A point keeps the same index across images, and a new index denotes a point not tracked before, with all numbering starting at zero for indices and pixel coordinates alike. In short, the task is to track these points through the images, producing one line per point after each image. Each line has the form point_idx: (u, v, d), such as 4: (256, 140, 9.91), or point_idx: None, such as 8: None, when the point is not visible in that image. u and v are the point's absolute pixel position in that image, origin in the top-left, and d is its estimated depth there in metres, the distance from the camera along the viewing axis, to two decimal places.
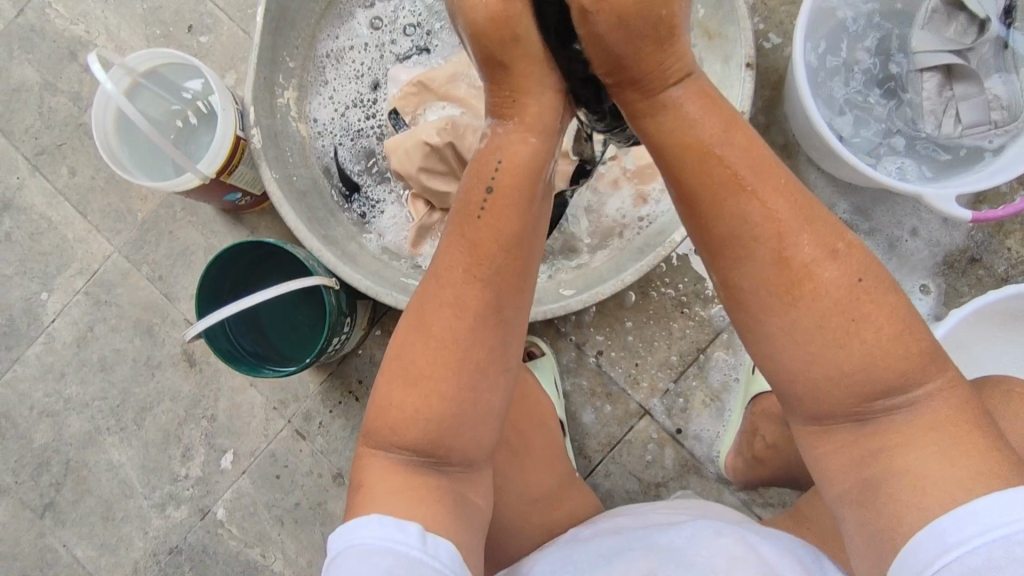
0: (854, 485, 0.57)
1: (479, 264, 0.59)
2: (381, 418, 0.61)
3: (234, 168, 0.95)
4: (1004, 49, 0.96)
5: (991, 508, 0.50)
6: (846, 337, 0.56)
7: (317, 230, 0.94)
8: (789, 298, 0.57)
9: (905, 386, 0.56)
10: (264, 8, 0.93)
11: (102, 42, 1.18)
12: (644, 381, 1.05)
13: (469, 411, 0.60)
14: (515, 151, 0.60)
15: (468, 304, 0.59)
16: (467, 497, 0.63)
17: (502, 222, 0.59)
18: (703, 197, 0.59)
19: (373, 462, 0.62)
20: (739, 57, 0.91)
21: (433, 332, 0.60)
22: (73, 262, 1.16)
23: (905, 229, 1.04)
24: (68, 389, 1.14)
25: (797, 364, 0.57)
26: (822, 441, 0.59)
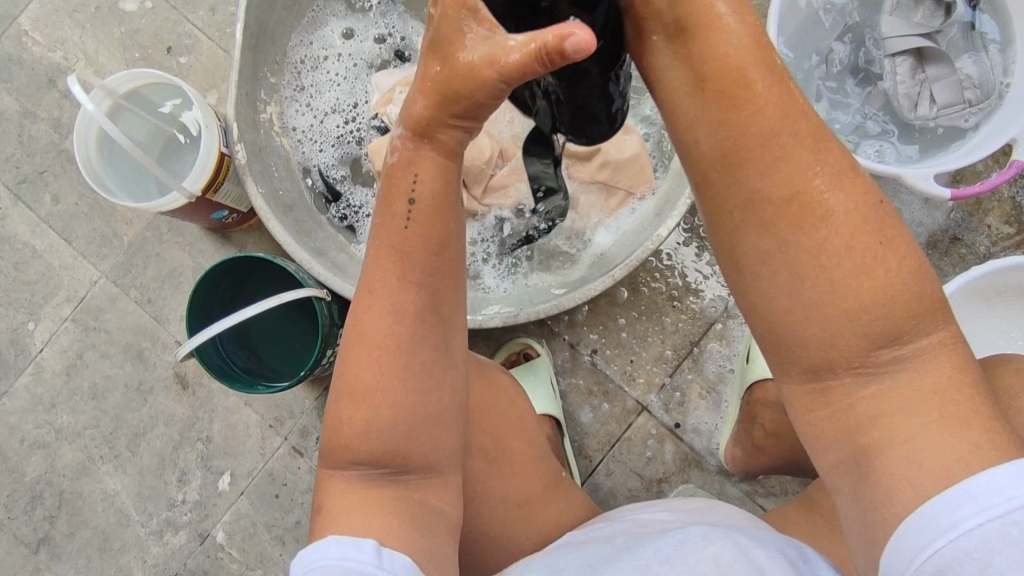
0: (848, 452, 0.53)
1: (408, 272, 0.57)
2: (334, 434, 0.59)
3: (219, 185, 0.95)
4: (971, 30, 0.98)
5: (986, 485, 0.47)
6: (872, 264, 0.50)
7: (306, 243, 0.94)
8: (797, 228, 0.50)
9: (908, 335, 0.51)
10: (242, 24, 0.93)
11: (80, 67, 1.17)
12: (640, 377, 1.05)
13: (420, 416, 0.58)
14: (425, 163, 0.57)
15: (404, 310, 0.57)
16: (429, 504, 0.60)
17: (426, 227, 0.57)
18: (718, 104, 0.52)
19: (333, 481, 0.60)
20: None
21: (372, 341, 0.57)
22: (60, 289, 1.14)
23: None
24: (59, 419, 1.12)
25: (808, 293, 0.51)
26: (821, 403, 0.54)
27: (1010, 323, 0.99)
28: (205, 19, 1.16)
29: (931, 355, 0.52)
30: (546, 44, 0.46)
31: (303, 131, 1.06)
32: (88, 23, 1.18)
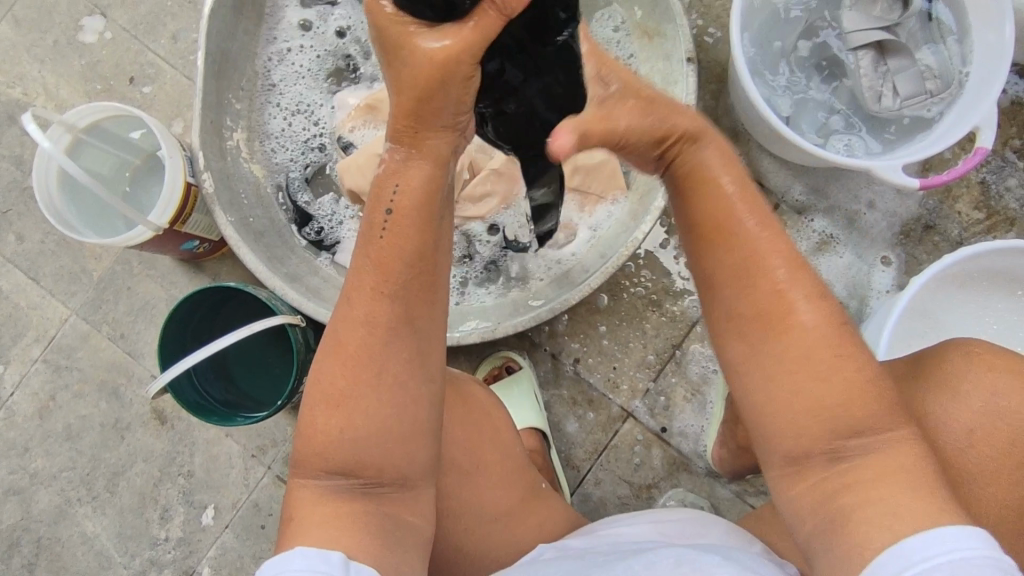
0: (820, 519, 0.54)
1: (387, 280, 0.56)
2: (304, 442, 0.58)
3: (187, 216, 0.94)
4: (930, 21, 1.00)
5: (940, 536, 0.48)
6: (828, 369, 0.53)
7: (278, 269, 0.93)
8: (751, 327, 0.55)
9: (869, 425, 0.53)
10: (203, 53, 0.92)
11: (40, 102, 1.16)
12: (624, 384, 1.05)
13: (392, 428, 0.57)
14: (411, 172, 0.56)
15: (381, 319, 0.56)
16: (401, 520, 0.59)
17: (403, 238, 0.55)
18: (697, 227, 0.58)
19: (302, 491, 0.59)
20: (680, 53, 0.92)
21: (349, 349, 0.56)
22: (29, 330, 1.12)
23: (862, 203, 1.06)
24: (34, 463, 1.09)
25: (769, 386, 0.55)
26: (796, 482, 0.56)
27: (983, 310, 1.00)
28: (167, 47, 1.15)
29: (893, 428, 0.53)
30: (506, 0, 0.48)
31: (274, 147, 1.05)
32: (47, 58, 1.16)
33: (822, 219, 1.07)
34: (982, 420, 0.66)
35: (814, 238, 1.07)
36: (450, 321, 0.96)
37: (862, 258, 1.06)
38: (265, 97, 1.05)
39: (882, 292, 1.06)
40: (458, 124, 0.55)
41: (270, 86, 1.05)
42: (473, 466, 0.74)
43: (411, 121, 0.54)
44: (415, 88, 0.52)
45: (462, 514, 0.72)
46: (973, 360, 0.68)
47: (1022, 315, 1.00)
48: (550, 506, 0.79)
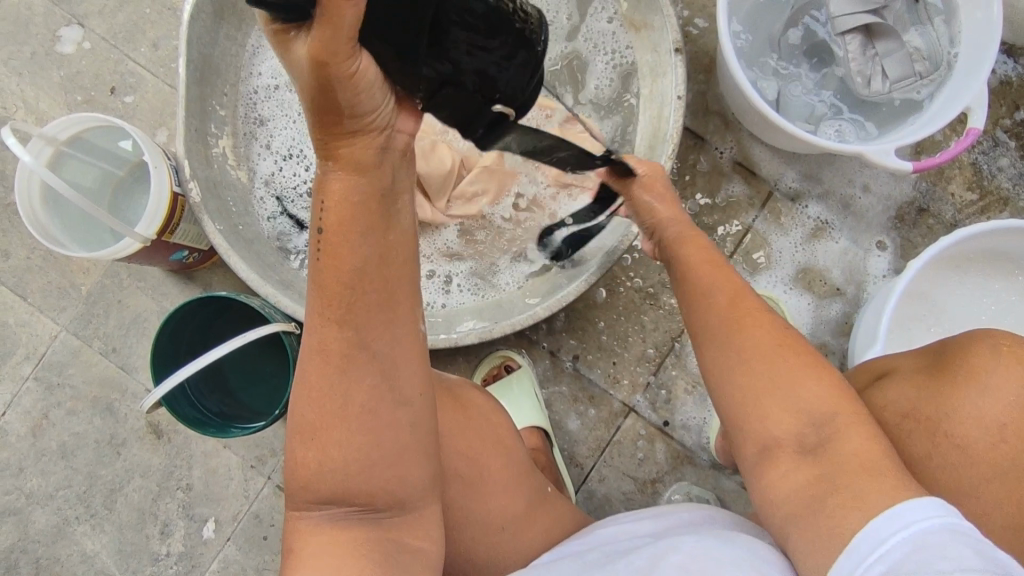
0: (794, 506, 0.56)
1: (333, 308, 0.52)
2: (292, 477, 0.57)
3: (175, 226, 0.93)
4: (915, 3, 1.00)
5: (910, 508, 0.50)
6: (774, 361, 0.60)
7: (270, 276, 0.92)
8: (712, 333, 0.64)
9: (828, 418, 0.57)
10: (185, 59, 0.91)
11: (20, 116, 1.14)
12: (624, 379, 1.04)
13: (374, 456, 0.55)
14: (338, 186, 0.51)
15: (337, 346, 0.53)
16: (401, 542, 0.58)
17: (343, 257, 0.51)
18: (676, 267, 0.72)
19: (299, 524, 0.58)
20: (668, 43, 0.92)
21: (313, 384, 0.54)
22: (18, 348, 1.10)
23: (857, 186, 1.06)
24: (29, 482, 1.08)
25: (733, 378, 0.61)
26: (771, 477, 0.59)
27: (980, 291, 1.00)
28: (147, 55, 1.13)
29: (851, 413, 0.58)
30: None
31: (260, 153, 1.05)
32: (25, 70, 1.14)
33: (817, 205, 1.06)
34: (1018, 410, 0.63)
35: (809, 224, 1.06)
36: (447, 322, 0.94)
37: (857, 244, 1.06)
38: (251, 102, 1.05)
39: (879, 276, 1.06)
40: (381, 122, 0.51)
41: (265, 93, 1.05)
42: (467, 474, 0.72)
43: (323, 131, 0.49)
44: (311, 96, 0.47)
45: (470, 519, 0.71)
46: (1001, 353, 0.65)
47: (1019, 294, 1.00)
48: (558, 507, 0.78)
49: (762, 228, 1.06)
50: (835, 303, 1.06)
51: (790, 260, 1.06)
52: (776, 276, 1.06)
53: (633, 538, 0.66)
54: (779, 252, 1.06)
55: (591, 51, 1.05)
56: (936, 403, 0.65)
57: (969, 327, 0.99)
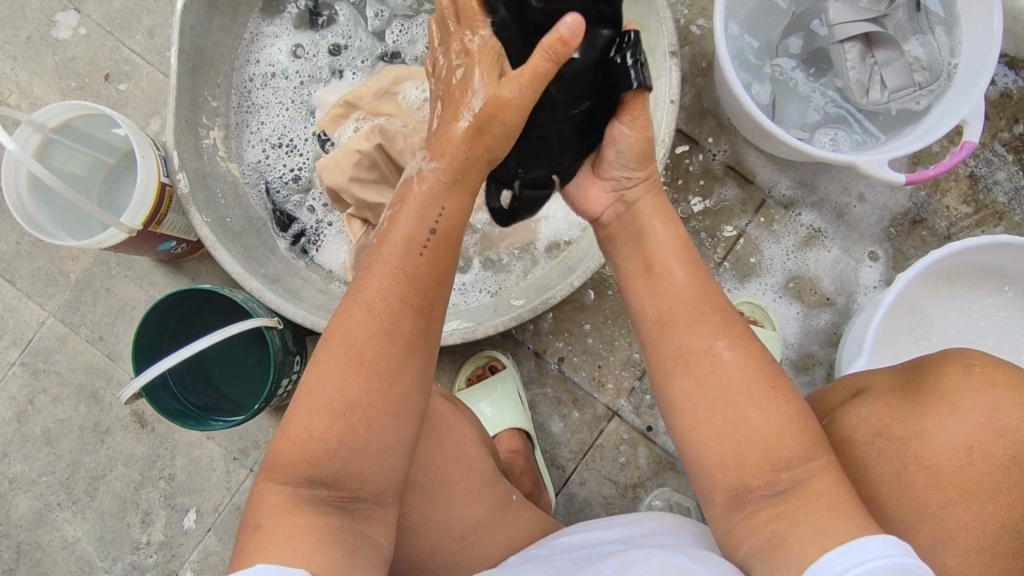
0: (758, 537, 0.56)
1: (415, 297, 0.56)
2: (289, 447, 0.56)
3: (162, 217, 0.92)
4: (917, 12, 0.99)
5: (868, 545, 0.50)
6: (741, 393, 0.57)
7: (256, 270, 0.91)
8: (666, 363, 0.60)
9: (795, 456, 0.56)
10: (177, 48, 0.90)
11: (14, 100, 1.13)
12: (610, 383, 1.04)
13: (386, 445, 0.57)
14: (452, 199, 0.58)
15: (390, 330, 0.56)
16: (371, 538, 0.58)
17: (437, 258, 0.57)
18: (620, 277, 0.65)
19: (274, 497, 0.56)
20: (662, 46, 0.91)
21: (361, 358, 0.55)
22: (6, 332, 1.10)
23: (853, 195, 1.05)
24: (12, 467, 1.08)
25: (694, 409, 0.58)
26: (734, 508, 0.58)
27: (969, 306, 0.99)
28: (142, 43, 1.13)
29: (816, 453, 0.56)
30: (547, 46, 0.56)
31: (250, 144, 1.04)
32: (20, 54, 1.14)
33: (810, 212, 1.06)
34: (979, 435, 0.63)
35: (802, 232, 1.05)
36: None
37: (849, 254, 1.05)
38: (245, 91, 1.04)
39: (870, 287, 1.05)
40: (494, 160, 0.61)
41: (260, 82, 1.05)
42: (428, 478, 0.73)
43: (467, 153, 0.59)
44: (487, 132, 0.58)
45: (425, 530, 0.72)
46: (973, 373, 0.65)
47: (1008, 310, 0.99)
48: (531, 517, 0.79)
49: (754, 234, 1.06)
50: (824, 313, 1.05)
51: (782, 267, 1.05)
52: (766, 284, 1.05)
53: (598, 545, 0.66)
54: (770, 259, 1.05)
55: None
56: (907, 421, 0.64)
57: (957, 342, 0.99)
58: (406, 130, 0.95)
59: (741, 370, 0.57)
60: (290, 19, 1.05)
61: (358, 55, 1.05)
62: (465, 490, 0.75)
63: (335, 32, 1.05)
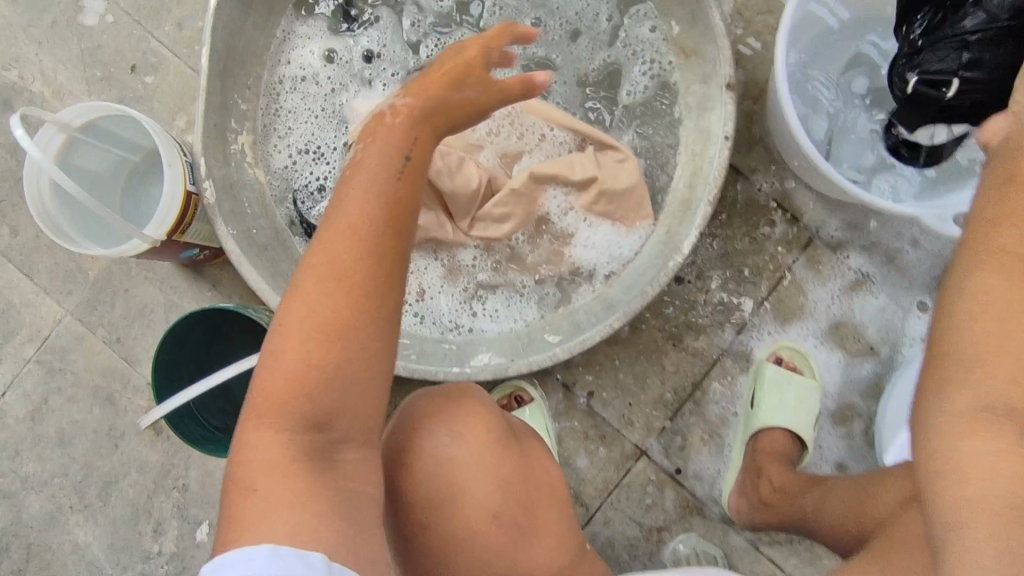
0: (999, 520, 0.47)
1: (399, 212, 0.57)
2: (273, 384, 0.54)
3: (187, 226, 0.88)
4: None
5: None
6: None
7: (282, 288, 0.87)
8: (1016, 300, 0.48)
9: None
10: (208, 49, 0.85)
11: (37, 87, 1.09)
12: (639, 421, 1.00)
13: (362, 377, 0.55)
14: (421, 144, 0.62)
15: (368, 246, 0.55)
16: (355, 486, 0.55)
17: (407, 199, 0.58)
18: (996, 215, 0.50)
19: (256, 439, 0.54)
20: (720, 76, 0.84)
21: (343, 276, 0.54)
22: (22, 328, 1.07)
23: (905, 240, 0.99)
24: (26, 466, 1.06)
25: (1003, 369, 0.48)
26: (955, 486, 0.49)
27: None
28: (171, 35, 1.08)
29: None
30: (514, 91, 0.66)
31: (275, 150, 0.98)
32: (44, 39, 1.09)
33: (859, 256, 0.99)
34: None
35: (849, 276, 0.99)
36: (461, 352, 0.90)
37: (898, 301, 0.99)
38: (274, 93, 0.98)
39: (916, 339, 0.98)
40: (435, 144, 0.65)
41: (288, 85, 0.98)
42: (470, 475, 0.66)
43: (443, 124, 0.64)
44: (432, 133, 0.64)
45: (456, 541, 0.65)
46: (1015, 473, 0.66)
47: None
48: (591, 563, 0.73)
49: (800, 273, 1.00)
50: (867, 364, 0.99)
51: (826, 312, 0.99)
52: (808, 327, 1.00)
53: None
54: (815, 302, 0.99)
55: (630, 59, 0.95)
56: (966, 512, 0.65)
57: None
58: (443, 148, 0.91)
59: None
60: (325, 21, 0.99)
61: (393, 65, 0.99)
62: (518, 491, 0.67)
63: (371, 37, 0.99)
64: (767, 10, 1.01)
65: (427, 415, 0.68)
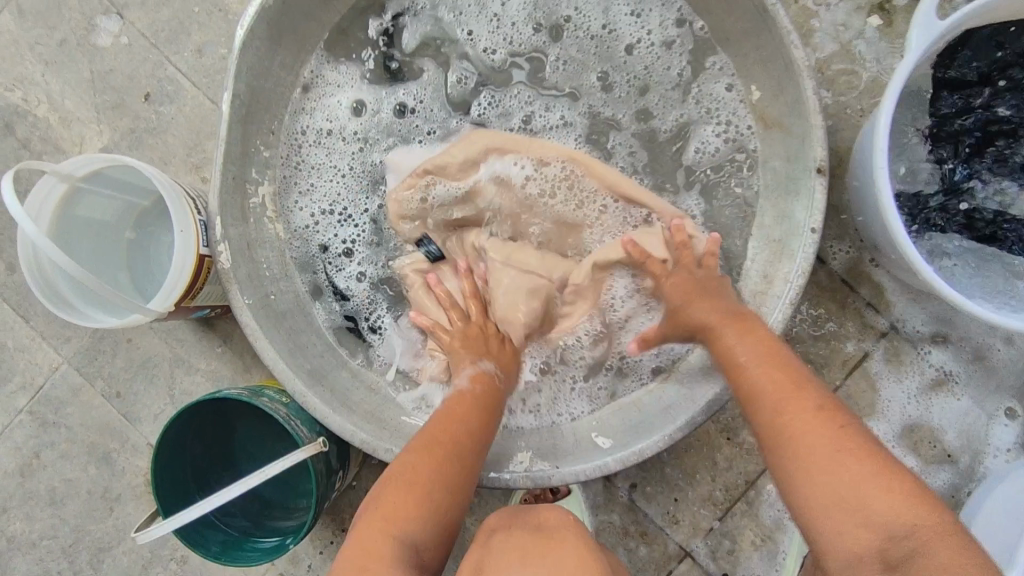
0: None
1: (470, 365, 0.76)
2: (394, 472, 0.62)
3: (197, 291, 0.78)
4: None
5: None
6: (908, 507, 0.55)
7: (301, 365, 0.78)
8: (796, 423, 0.62)
9: None
10: (230, 95, 0.76)
11: (42, 112, 1.00)
12: (685, 519, 0.91)
13: (449, 494, 0.62)
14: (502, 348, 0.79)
15: (461, 421, 0.69)
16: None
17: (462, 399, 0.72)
18: (789, 385, 0.65)
19: (372, 512, 0.60)
20: (809, 158, 0.73)
21: (449, 419, 0.69)
22: (14, 375, 0.98)
23: (997, 338, 0.89)
24: (12, 525, 0.98)
25: (852, 484, 0.57)
26: None
27: None
28: (190, 62, 0.98)
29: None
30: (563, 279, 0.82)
31: (296, 208, 0.88)
32: (52, 60, 0.99)
33: (943, 352, 0.89)
34: None
35: (928, 374, 0.89)
36: (498, 448, 0.80)
37: (981, 405, 0.89)
38: (296, 144, 0.88)
39: (1001, 450, 0.88)
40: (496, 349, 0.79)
41: (313, 136, 0.88)
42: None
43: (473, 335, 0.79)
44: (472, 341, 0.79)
45: None
46: None
47: None
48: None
49: (874, 368, 0.89)
50: (942, 471, 0.89)
51: (900, 413, 0.89)
52: (878, 428, 0.89)
53: None
54: (888, 402, 0.89)
55: (702, 117, 0.84)
56: None
57: None
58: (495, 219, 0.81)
59: (893, 497, 0.55)
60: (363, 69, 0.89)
61: (431, 118, 0.88)
62: None
63: (408, 89, 0.88)
64: (853, 70, 0.90)
65: (510, 551, 0.61)
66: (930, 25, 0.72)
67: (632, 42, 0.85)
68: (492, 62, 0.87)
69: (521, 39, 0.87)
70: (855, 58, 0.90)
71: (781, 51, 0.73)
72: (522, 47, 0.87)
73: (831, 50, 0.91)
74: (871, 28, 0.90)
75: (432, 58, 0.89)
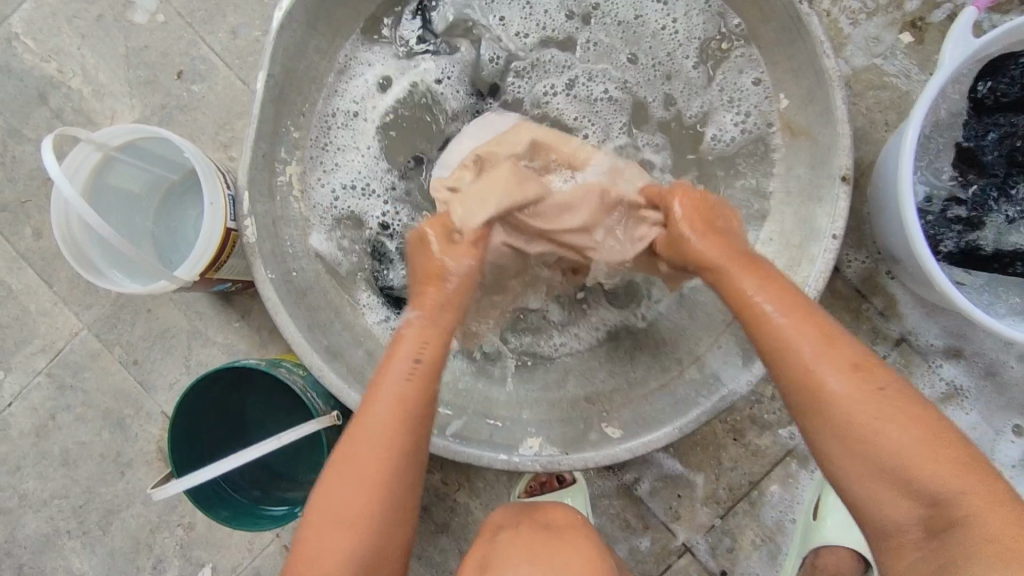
0: None
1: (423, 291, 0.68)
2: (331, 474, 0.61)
3: (222, 264, 0.80)
4: None
5: None
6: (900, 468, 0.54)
7: (319, 342, 0.79)
8: (813, 403, 0.59)
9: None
10: (266, 75, 0.77)
11: (76, 83, 1.02)
12: (686, 515, 0.92)
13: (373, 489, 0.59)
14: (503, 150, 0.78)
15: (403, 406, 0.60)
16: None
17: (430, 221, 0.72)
18: (798, 354, 0.60)
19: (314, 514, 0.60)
20: (832, 166, 0.75)
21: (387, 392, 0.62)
22: (35, 338, 1.00)
23: (1011, 354, 0.89)
24: (25, 483, 1.00)
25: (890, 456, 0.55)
26: None
27: None
28: (224, 42, 1.00)
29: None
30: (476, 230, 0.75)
31: (319, 185, 0.89)
32: (89, 33, 1.01)
33: (953, 365, 0.90)
34: None
35: (938, 387, 0.90)
36: (508, 434, 0.81)
37: (989, 421, 0.89)
38: (325, 124, 0.89)
39: (1007, 466, 0.88)
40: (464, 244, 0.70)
41: (342, 117, 0.90)
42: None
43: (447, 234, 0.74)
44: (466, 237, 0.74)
45: None
46: None
47: None
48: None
49: None
50: None
51: None
52: None
53: None
54: None
55: (724, 103, 0.86)
56: None
57: None
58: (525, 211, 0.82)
59: (926, 441, 0.55)
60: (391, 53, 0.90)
61: (458, 101, 0.90)
62: None
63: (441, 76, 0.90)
64: (880, 85, 0.91)
65: (513, 550, 0.59)
66: (965, 44, 0.73)
67: (662, 43, 0.87)
68: (524, 54, 0.88)
69: (555, 34, 0.88)
70: (882, 73, 0.91)
71: (813, 59, 0.75)
72: (554, 41, 0.88)
73: (859, 64, 0.91)
74: (901, 44, 0.91)
75: (460, 42, 0.90)
